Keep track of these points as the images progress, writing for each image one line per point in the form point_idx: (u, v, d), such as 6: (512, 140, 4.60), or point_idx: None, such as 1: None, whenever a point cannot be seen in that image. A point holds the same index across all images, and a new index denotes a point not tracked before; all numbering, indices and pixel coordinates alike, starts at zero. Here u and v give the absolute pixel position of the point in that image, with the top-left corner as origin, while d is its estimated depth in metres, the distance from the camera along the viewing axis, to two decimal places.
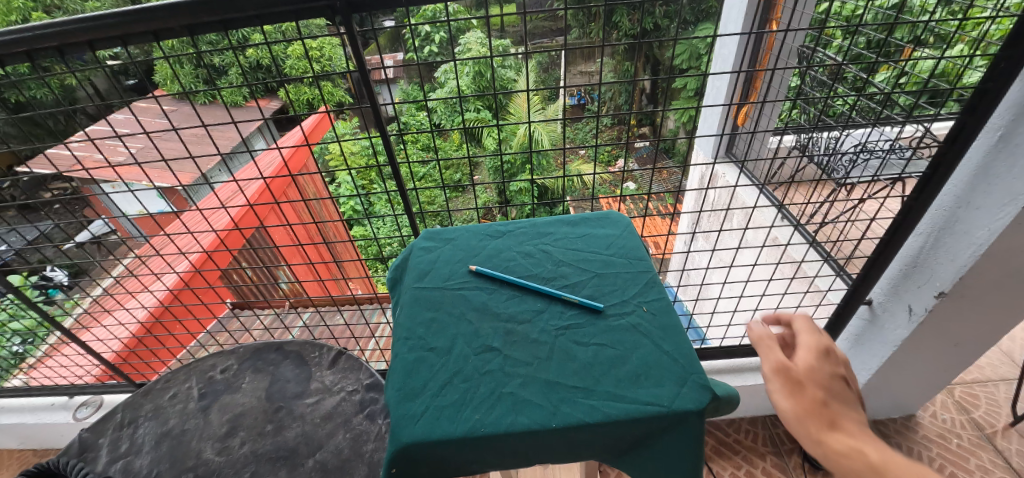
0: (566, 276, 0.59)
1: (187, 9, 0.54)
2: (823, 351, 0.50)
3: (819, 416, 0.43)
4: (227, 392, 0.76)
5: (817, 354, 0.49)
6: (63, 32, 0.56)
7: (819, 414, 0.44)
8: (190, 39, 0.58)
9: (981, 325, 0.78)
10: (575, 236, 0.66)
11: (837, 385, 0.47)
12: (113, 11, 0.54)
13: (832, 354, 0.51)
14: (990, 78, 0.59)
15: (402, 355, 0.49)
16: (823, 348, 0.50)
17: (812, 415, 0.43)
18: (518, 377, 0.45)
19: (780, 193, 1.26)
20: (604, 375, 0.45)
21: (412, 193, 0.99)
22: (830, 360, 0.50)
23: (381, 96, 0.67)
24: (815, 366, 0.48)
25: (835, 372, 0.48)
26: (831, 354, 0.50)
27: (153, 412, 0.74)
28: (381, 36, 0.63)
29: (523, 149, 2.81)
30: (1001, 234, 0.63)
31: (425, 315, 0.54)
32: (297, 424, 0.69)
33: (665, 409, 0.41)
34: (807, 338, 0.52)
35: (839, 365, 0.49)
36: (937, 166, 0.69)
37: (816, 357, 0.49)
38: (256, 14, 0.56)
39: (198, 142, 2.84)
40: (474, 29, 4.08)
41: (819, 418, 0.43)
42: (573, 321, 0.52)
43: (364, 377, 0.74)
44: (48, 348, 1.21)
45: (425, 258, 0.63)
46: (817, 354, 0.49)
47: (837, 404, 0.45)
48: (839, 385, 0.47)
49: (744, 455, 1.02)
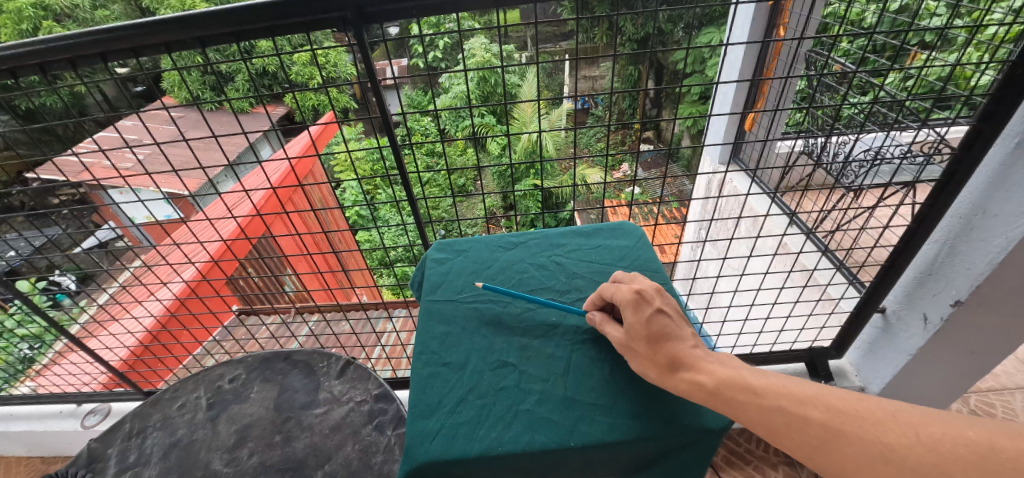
0: (580, 288, 0.59)
1: (198, 21, 0.54)
2: (630, 298, 0.46)
3: (692, 379, 0.39)
4: (236, 402, 0.76)
5: (628, 308, 0.46)
6: (76, 44, 0.56)
7: (689, 375, 0.40)
8: (201, 51, 0.58)
9: (1000, 334, 0.76)
10: (588, 247, 0.66)
11: (663, 322, 0.44)
12: (125, 23, 0.54)
13: (643, 290, 0.47)
14: (1006, 85, 0.58)
15: (416, 370, 0.48)
16: (630, 295, 0.46)
17: (695, 381, 0.39)
18: (534, 393, 0.45)
19: (791, 199, 1.25)
20: (621, 392, 0.44)
21: (421, 201, 0.98)
22: (646, 300, 0.46)
23: (390, 105, 0.66)
24: (635, 321, 0.45)
25: (654, 312, 0.45)
26: (649, 293, 0.47)
27: (162, 422, 0.74)
28: (389, 45, 0.63)
29: (529, 154, 2.81)
30: (1019, 242, 0.62)
31: (439, 329, 0.53)
32: (305, 436, 0.69)
33: (686, 428, 0.40)
34: (613, 294, 0.49)
35: (659, 298, 0.46)
36: (952, 173, 0.68)
37: (630, 307, 0.46)
38: (266, 26, 0.56)
39: (205, 150, 2.86)
40: (479, 36, 4.11)
41: (705, 380, 0.39)
42: (588, 335, 0.52)
43: (373, 388, 0.74)
44: (56, 354, 1.21)
45: (437, 270, 0.63)
46: (629, 307, 0.46)
47: (673, 345, 0.42)
48: (659, 325, 0.43)
49: (755, 465, 1.01)
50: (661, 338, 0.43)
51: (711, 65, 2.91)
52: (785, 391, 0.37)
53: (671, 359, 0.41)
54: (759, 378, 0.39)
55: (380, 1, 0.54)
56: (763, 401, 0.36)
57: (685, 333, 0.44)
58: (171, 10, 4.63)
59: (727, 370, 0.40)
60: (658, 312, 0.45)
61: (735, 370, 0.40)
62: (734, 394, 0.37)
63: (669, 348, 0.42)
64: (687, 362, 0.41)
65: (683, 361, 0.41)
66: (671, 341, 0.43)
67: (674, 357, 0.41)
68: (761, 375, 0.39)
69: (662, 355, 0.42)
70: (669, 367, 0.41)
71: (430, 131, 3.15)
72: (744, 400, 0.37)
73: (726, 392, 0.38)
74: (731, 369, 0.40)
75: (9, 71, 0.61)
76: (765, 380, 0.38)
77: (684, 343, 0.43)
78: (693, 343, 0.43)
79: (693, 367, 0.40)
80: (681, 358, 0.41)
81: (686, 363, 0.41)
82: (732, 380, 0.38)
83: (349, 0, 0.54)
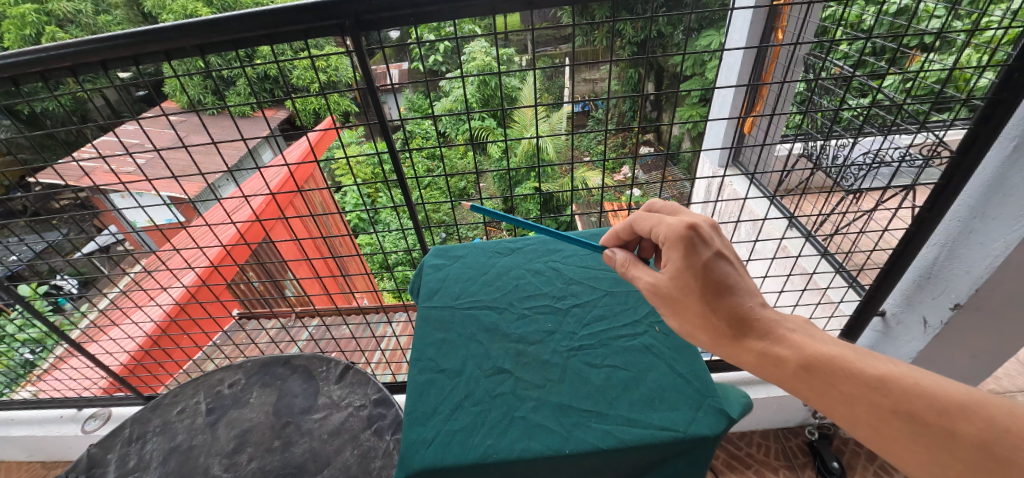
0: (577, 294, 0.59)
1: (198, 29, 0.54)
2: (686, 239, 0.45)
3: (774, 352, 0.39)
4: (235, 407, 0.76)
5: (683, 250, 0.44)
6: (76, 53, 0.57)
7: (772, 348, 0.40)
8: (201, 58, 0.59)
9: (1000, 337, 0.76)
10: (585, 253, 0.66)
11: (722, 269, 0.44)
12: (125, 32, 0.55)
13: (700, 229, 0.46)
14: (1003, 89, 0.58)
15: (413, 377, 0.48)
16: (685, 235, 0.45)
17: (778, 354, 0.39)
18: (530, 400, 0.45)
19: (790, 203, 1.25)
20: (617, 398, 0.44)
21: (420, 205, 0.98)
22: (703, 242, 0.45)
23: (388, 110, 0.66)
24: (689, 265, 0.44)
25: (711, 258, 0.44)
26: (707, 235, 0.46)
27: (161, 427, 0.74)
28: (387, 50, 0.63)
29: (529, 158, 2.82)
30: (1018, 245, 0.62)
31: (436, 336, 0.54)
32: (304, 441, 0.69)
33: (681, 434, 0.40)
34: (662, 231, 0.48)
35: (716, 241, 0.46)
36: (950, 177, 0.68)
37: (683, 249, 0.44)
38: (265, 33, 0.56)
39: (207, 154, 2.88)
40: (479, 40, 4.14)
41: (792, 358, 0.38)
42: (584, 342, 0.52)
43: (372, 392, 0.74)
44: (57, 359, 1.21)
45: (435, 276, 0.63)
46: (683, 249, 0.45)
47: (728, 294, 0.43)
48: (715, 272, 0.43)
49: (756, 469, 1.01)
50: (721, 290, 0.43)
51: (711, 68, 2.91)
52: (925, 388, 0.34)
53: (735, 320, 0.41)
54: (886, 365, 0.36)
55: (377, 9, 0.54)
56: (875, 392, 0.35)
57: (741, 283, 0.44)
58: (173, 15, 4.67)
59: (828, 350, 0.38)
60: (716, 259, 0.44)
61: (841, 350, 0.38)
62: (834, 380, 0.36)
63: (730, 304, 0.42)
64: (762, 330, 0.41)
65: (752, 325, 0.41)
66: (732, 295, 0.43)
67: (736, 315, 0.42)
68: (880, 362, 0.37)
69: (724, 310, 0.42)
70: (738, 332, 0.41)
71: (430, 135, 3.16)
72: (846, 388, 0.36)
73: (832, 369, 0.37)
74: (838, 350, 0.38)
75: (11, 79, 0.62)
76: (892, 369, 0.36)
77: (746, 300, 0.43)
78: (760, 304, 0.43)
79: (778, 341, 0.40)
80: (748, 322, 0.41)
81: (760, 333, 0.41)
82: (843, 360, 0.37)
83: (347, 7, 0.54)
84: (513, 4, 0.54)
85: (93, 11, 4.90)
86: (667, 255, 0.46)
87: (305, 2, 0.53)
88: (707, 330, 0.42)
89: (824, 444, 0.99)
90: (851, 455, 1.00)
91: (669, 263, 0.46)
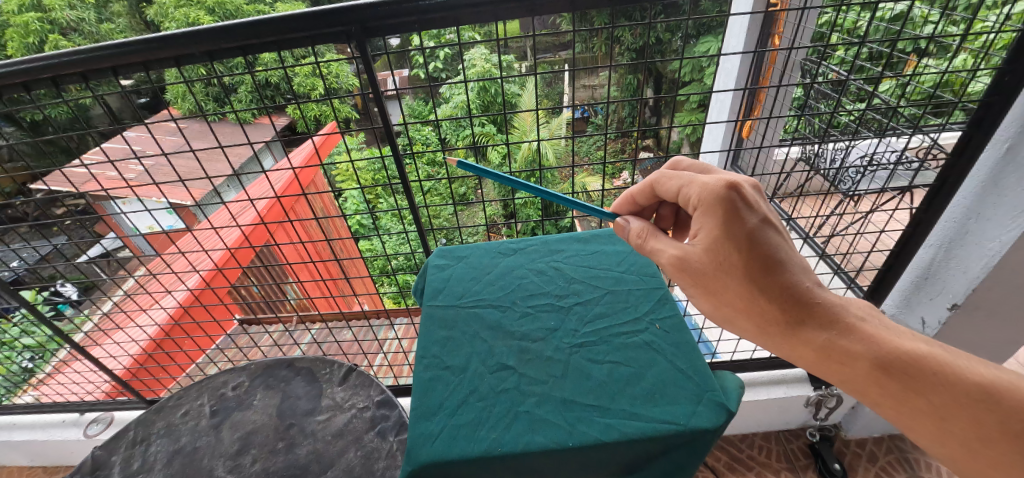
0: (579, 293, 0.60)
1: (207, 36, 0.56)
2: (725, 203, 0.45)
3: (844, 348, 0.40)
4: (239, 410, 0.76)
5: (721, 216, 0.45)
6: (87, 59, 0.58)
7: (842, 343, 0.40)
8: (209, 64, 0.60)
9: (998, 338, 0.77)
10: (587, 253, 0.67)
11: (766, 238, 0.44)
12: (136, 38, 0.56)
13: (740, 193, 0.46)
14: (996, 91, 0.60)
15: (417, 374, 0.49)
16: (727, 202, 0.45)
17: (851, 352, 0.39)
18: (533, 396, 0.46)
19: (789, 206, 1.26)
20: (619, 393, 0.45)
21: (423, 209, 1.00)
22: (746, 207, 0.45)
23: (392, 115, 0.67)
24: (728, 234, 0.44)
25: (752, 225, 0.44)
26: (749, 200, 0.46)
27: (165, 429, 0.74)
28: (392, 56, 0.64)
29: (529, 163, 2.84)
30: (1013, 246, 0.63)
31: (440, 334, 0.54)
32: (308, 442, 0.69)
33: (682, 427, 0.41)
34: (699, 192, 0.48)
35: (758, 207, 0.45)
36: (945, 178, 0.69)
37: (725, 219, 0.45)
38: (272, 41, 0.58)
39: (210, 160, 2.90)
40: (479, 47, 4.20)
41: (868, 357, 0.39)
42: (586, 339, 0.53)
43: (375, 394, 0.74)
44: (59, 364, 1.22)
45: (438, 276, 0.64)
46: (721, 215, 0.45)
47: (777, 269, 0.43)
48: (759, 242, 0.43)
49: (757, 471, 1.01)
50: (767, 263, 0.43)
51: (709, 74, 2.95)
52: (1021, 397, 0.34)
53: (789, 305, 0.42)
54: (977, 368, 0.37)
55: (382, 16, 0.55)
56: (967, 397, 0.36)
57: (789, 256, 0.44)
58: (174, 23, 4.71)
59: (911, 347, 0.39)
60: (758, 225, 0.44)
61: (929, 348, 0.38)
62: (915, 380, 0.37)
63: (777, 280, 0.43)
64: (823, 319, 0.42)
65: (810, 312, 0.42)
66: (779, 270, 0.43)
67: (787, 295, 0.42)
68: (969, 362, 0.37)
69: (772, 288, 0.42)
70: (794, 321, 0.42)
71: (431, 140, 3.20)
72: (929, 392, 0.37)
73: (915, 369, 0.38)
74: (923, 347, 0.39)
75: (22, 85, 0.63)
76: (986, 373, 0.36)
77: (796, 277, 0.43)
78: (813, 284, 0.43)
79: (847, 335, 0.40)
80: (805, 308, 0.42)
81: (823, 323, 0.41)
82: (930, 359, 0.38)
83: (353, 15, 0.55)
84: (515, 11, 0.55)
85: (96, 19, 4.95)
86: (703, 220, 0.47)
87: (312, 10, 0.54)
88: (754, 311, 0.43)
89: (824, 446, 0.99)
90: (852, 457, 1.00)
91: (705, 228, 0.46)
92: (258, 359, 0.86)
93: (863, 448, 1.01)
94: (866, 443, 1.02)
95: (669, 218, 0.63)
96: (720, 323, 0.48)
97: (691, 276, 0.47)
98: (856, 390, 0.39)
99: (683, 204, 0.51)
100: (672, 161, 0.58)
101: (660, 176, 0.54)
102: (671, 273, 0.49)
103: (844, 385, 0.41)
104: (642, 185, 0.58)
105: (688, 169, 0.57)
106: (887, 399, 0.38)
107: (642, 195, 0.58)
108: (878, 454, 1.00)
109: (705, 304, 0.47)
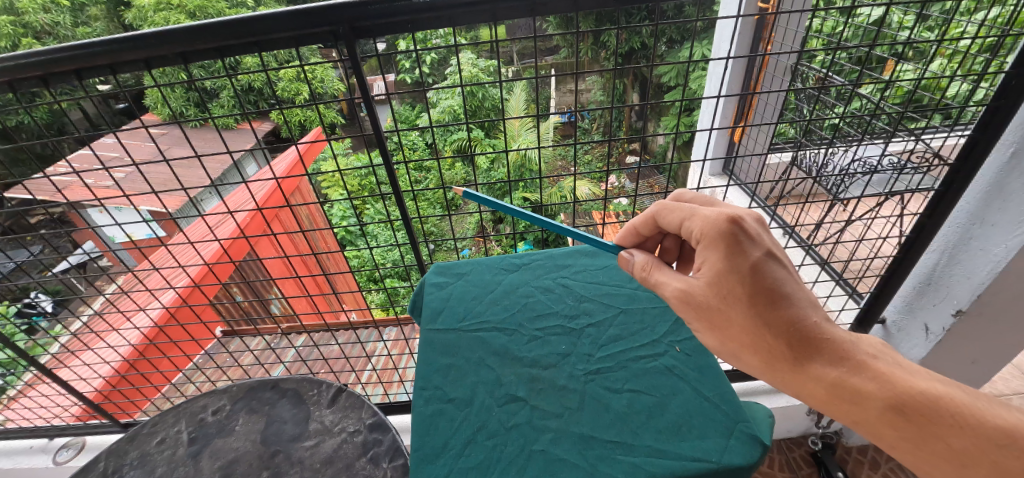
0: (590, 313, 0.57)
1: (181, 36, 0.51)
2: (727, 236, 0.43)
3: (854, 387, 0.38)
4: (220, 436, 0.71)
5: (723, 250, 0.43)
6: (50, 61, 0.53)
7: (854, 381, 0.38)
8: (184, 66, 0.55)
9: (1001, 343, 0.76)
10: (594, 269, 0.64)
11: (770, 270, 0.42)
12: (102, 39, 0.51)
13: (742, 225, 0.44)
14: (1003, 95, 0.58)
15: (420, 408, 0.46)
16: (728, 233, 0.43)
17: (864, 391, 0.37)
18: (548, 432, 0.42)
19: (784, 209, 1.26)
20: (642, 427, 0.42)
21: (416, 219, 0.96)
22: (747, 239, 0.43)
23: (382, 119, 0.63)
24: (731, 267, 0.42)
25: (755, 258, 0.42)
26: (750, 232, 0.43)
27: (139, 460, 0.69)
28: (381, 59, 0.60)
29: (518, 168, 2.84)
30: (1020, 251, 0.62)
31: (441, 361, 0.51)
32: (294, 471, 0.64)
33: (714, 465, 0.38)
34: (700, 226, 0.46)
35: (761, 239, 0.43)
36: (951, 183, 0.68)
37: (728, 251, 0.42)
38: (253, 41, 0.54)
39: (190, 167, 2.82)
40: (466, 52, 4.22)
41: (881, 397, 0.37)
42: (602, 365, 0.50)
43: (367, 417, 0.70)
44: (25, 385, 1.13)
45: (437, 296, 0.60)
46: (723, 247, 0.43)
47: (783, 303, 0.41)
48: (765, 276, 0.41)
49: None
50: (771, 296, 0.41)
51: (693, 79, 3.01)
52: None
53: (797, 340, 0.39)
54: (997, 410, 0.34)
55: (372, 15, 0.52)
56: (987, 443, 0.33)
57: (795, 290, 0.42)
58: (154, 27, 4.58)
59: (928, 387, 0.36)
60: (761, 259, 0.42)
61: (944, 388, 0.36)
62: (932, 424, 0.35)
63: (783, 314, 0.40)
64: (832, 355, 0.39)
65: (819, 348, 0.40)
66: (785, 304, 0.41)
67: (794, 330, 0.40)
68: (988, 405, 0.35)
69: (778, 323, 0.40)
70: (802, 356, 0.39)
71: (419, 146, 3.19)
72: (946, 436, 0.34)
73: (931, 410, 0.35)
74: (939, 387, 0.36)
75: None
76: (1010, 416, 0.34)
77: (803, 311, 0.41)
78: (821, 319, 0.41)
79: (858, 372, 0.38)
80: (813, 343, 0.39)
81: (832, 359, 0.39)
82: (945, 399, 0.36)
83: (341, 13, 0.51)
84: (514, 11, 0.53)
85: (72, 22, 4.81)
86: (705, 254, 0.44)
87: (295, 7, 0.50)
88: (760, 349, 0.40)
89: (828, 455, 0.97)
90: (854, 464, 0.99)
91: (707, 262, 0.44)
92: (240, 380, 0.81)
93: (865, 455, 1.00)
94: (867, 449, 1.01)
95: (669, 250, 0.59)
96: (726, 357, 0.45)
97: (694, 310, 0.44)
98: (870, 431, 0.37)
99: (685, 237, 0.48)
100: (673, 193, 0.56)
101: (659, 208, 0.52)
102: (675, 307, 0.46)
103: (857, 426, 0.38)
104: (643, 216, 0.55)
105: (691, 201, 0.54)
106: (903, 441, 0.36)
107: (643, 228, 0.55)
108: (880, 460, 0.99)
109: (709, 339, 0.44)
